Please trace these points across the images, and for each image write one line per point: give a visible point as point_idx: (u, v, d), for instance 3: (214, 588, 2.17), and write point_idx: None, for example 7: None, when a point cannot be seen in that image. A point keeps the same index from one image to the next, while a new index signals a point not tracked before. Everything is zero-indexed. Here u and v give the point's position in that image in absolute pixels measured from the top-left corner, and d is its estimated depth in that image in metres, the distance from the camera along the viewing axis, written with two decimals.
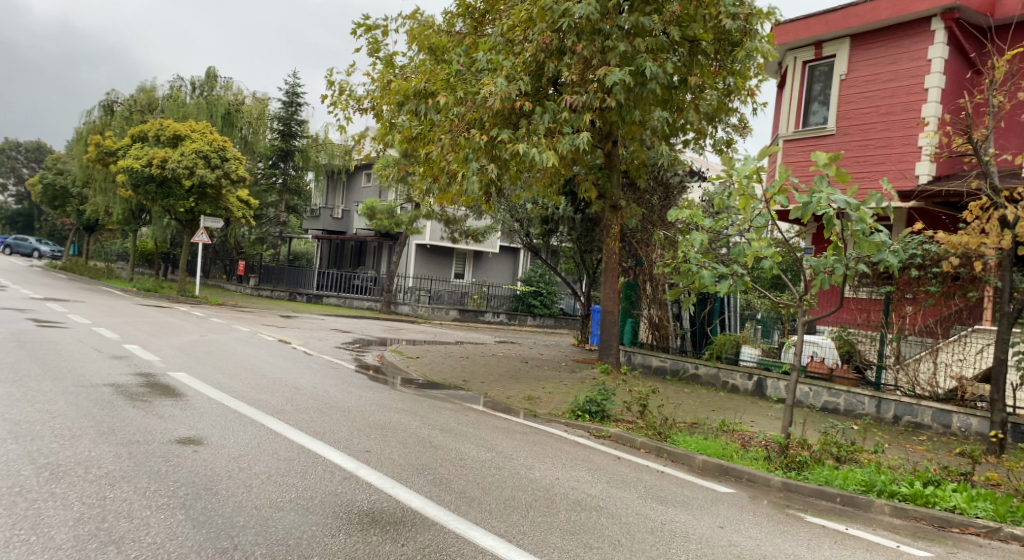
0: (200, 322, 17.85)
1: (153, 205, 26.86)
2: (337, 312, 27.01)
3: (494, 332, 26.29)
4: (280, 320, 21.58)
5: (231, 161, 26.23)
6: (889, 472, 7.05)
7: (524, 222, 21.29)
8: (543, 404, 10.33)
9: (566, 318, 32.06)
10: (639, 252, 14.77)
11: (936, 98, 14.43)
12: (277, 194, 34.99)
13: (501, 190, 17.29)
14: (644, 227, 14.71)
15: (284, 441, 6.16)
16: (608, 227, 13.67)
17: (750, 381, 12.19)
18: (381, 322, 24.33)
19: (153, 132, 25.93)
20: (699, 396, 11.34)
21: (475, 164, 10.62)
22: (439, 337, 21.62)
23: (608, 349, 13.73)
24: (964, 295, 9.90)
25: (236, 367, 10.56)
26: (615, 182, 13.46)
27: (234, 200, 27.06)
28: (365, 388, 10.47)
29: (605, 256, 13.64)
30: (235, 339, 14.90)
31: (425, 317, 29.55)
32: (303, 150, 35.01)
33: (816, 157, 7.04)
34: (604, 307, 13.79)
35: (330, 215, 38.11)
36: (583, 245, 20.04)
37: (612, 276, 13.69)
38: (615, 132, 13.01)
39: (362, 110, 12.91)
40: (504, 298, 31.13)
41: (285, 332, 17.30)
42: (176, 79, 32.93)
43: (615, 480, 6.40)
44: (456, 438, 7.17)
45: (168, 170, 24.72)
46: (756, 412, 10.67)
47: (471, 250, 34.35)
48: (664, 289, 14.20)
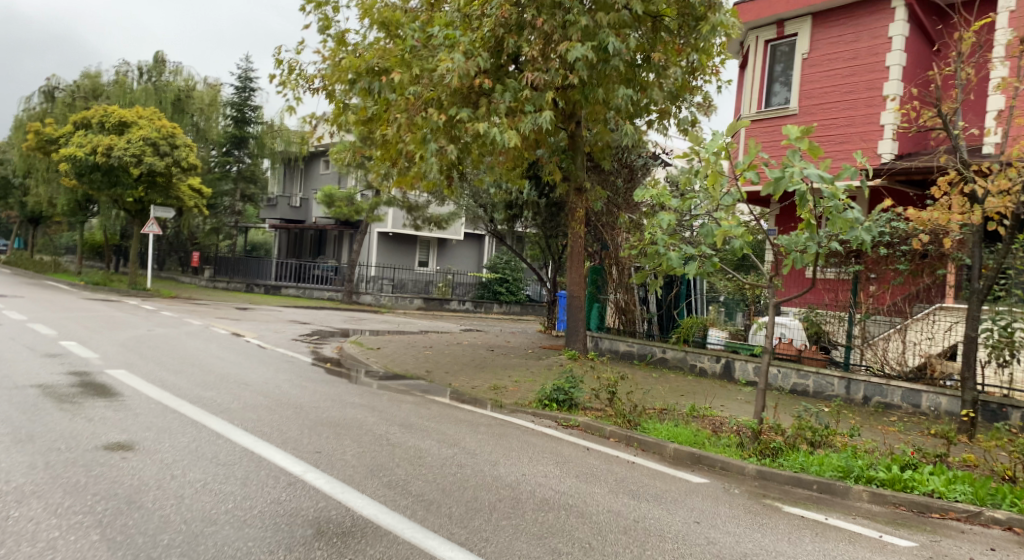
0: (150, 316, 17.08)
1: (100, 195, 25.79)
2: (297, 303, 26.32)
3: (459, 321, 25.84)
4: (236, 312, 20.87)
5: (181, 148, 25.23)
6: (866, 456, 6.81)
7: (487, 207, 20.81)
8: (508, 394, 9.95)
9: (533, 305, 31.73)
10: (605, 235, 14.44)
11: (899, 75, 14.29)
12: (232, 181, 34.00)
13: (463, 174, 16.80)
14: (609, 210, 14.40)
15: (226, 444, 5.68)
16: (573, 211, 13.33)
17: (717, 364, 11.95)
18: (342, 313, 23.70)
19: (96, 118, 24.81)
20: (668, 381, 11.06)
21: (433, 145, 10.13)
22: (403, 326, 21.11)
23: (574, 334, 13.42)
24: (932, 272, 9.78)
25: (182, 362, 9.97)
26: (580, 164, 13.11)
27: (185, 188, 26.11)
28: (321, 382, 9.97)
29: (571, 240, 13.38)
30: (185, 333, 14.23)
31: (389, 306, 28.97)
32: (258, 137, 33.81)
33: (788, 130, 6.74)
34: (570, 292, 13.44)
35: (288, 204, 37.37)
36: (549, 230, 19.67)
37: (578, 259, 13.41)
38: (578, 112, 12.65)
39: (313, 91, 12.30)
40: (469, 286, 30.67)
41: (240, 325, 16.64)
42: (122, 64, 31.65)
43: (583, 475, 6.04)
44: (415, 434, 6.74)
45: (113, 158, 23.68)
46: (726, 396, 10.42)
47: (435, 238, 33.77)
48: (630, 273, 13.91)
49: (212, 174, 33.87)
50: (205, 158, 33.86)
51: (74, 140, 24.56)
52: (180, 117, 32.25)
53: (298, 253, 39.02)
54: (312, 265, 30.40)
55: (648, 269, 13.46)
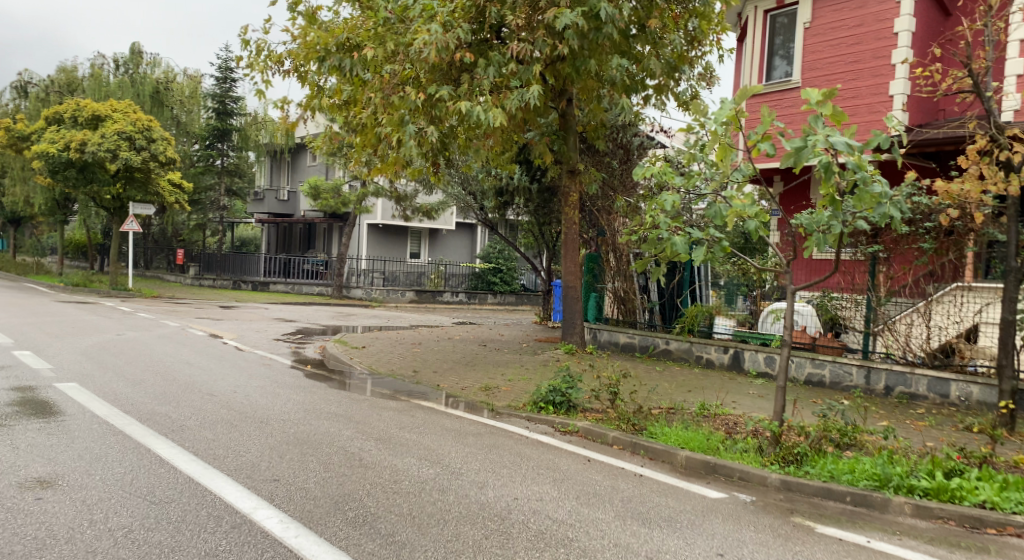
0: (124, 317, 16.23)
1: (76, 192, 24.89)
2: (284, 300, 25.48)
3: (451, 313, 25.05)
4: (219, 311, 20.04)
5: (158, 142, 24.30)
6: (903, 460, 6.02)
7: (477, 195, 19.95)
8: (500, 395, 9.16)
9: (528, 294, 30.93)
10: (600, 220, 13.61)
11: (907, 42, 13.47)
12: (215, 175, 33.04)
13: (449, 159, 15.97)
14: (605, 194, 13.55)
15: (168, 474, 4.88)
16: (567, 195, 12.50)
17: (725, 354, 11.20)
18: (331, 309, 22.87)
19: (68, 113, 23.84)
20: (673, 375, 10.30)
21: (411, 128, 9.27)
22: (393, 321, 20.30)
23: (571, 327, 12.64)
24: (958, 250, 9.00)
25: (145, 370, 9.16)
26: (572, 145, 12.26)
27: (165, 183, 25.19)
28: (298, 388, 9.17)
29: (565, 229, 12.56)
30: (157, 336, 13.41)
31: (380, 300, 28.17)
32: (241, 129, 32.65)
33: (807, 94, 5.87)
34: (566, 282, 12.63)
35: (275, 197, 35.85)
36: (541, 216, 18.86)
37: (572, 248, 12.59)
38: (569, 89, 11.83)
39: (284, 74, 11.42)
40: (462, 277, 29.85)
41: (219, 325, 15.81)
42: (97, 57, 30.61)
43: (585, 496, 5.25)
44: (393, 451, 5.94)
45: (87, 154, 22.75)
46: (737, 390, 9.66)
47: (426, 228, 32.90)
48: (629, 260, 13.10)
49: (195, 169, 32.92)
50: (187, 153, 32.85)
51: (45, 136, 23.61)
52: (160, 110, 31.54)
53: (286, 247, 38.07)
54: (301, 260, 29.60)
55: (648, 256, 12.66)
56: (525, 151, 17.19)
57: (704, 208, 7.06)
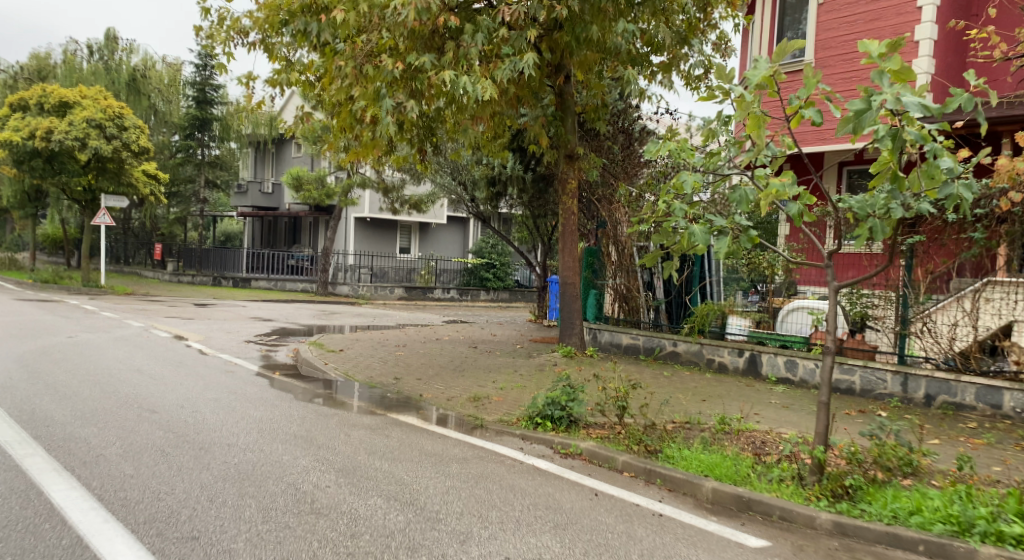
0: (85, 317, 14.98)
1: (45, 184, 23.63)
2: (266, 297, 24.23)
3: (442, 310, 23.91)
4: (193, 309, 18.82)
5: (130, 130, 23.08)
6: (980, 494, 4.94)
7: (468, 185, 18.76)
8: (489, 407, 8.04)
9: (522, 290, 29.76)
10: (601, 210, 12.43)
11: (933, 16, 12.33)
12: (195, 167, 31.73)
13: (437, 145, 14.81)
14: (605, 181, 12.44)
15: (51, 532, 3.77)
16: (563, 182, 11.42)
17: (741, 358, 10.11)
18: (314, 307, 21.66)
19: (34, 100, 22.56)
20: (682, 383, 9.21)
21: (387, 103, 8.12)
22: (378, 320, 19.10)
23: (569, 327, 11.51)
24: (1013, 241, 7.88)
25: (82, 381, 7.98)
26: (571, 127, 11.14)
27: (139, 174, 23.95)
28: (259, 400, 8.03)
29: (562, 220, 11.51)
30: (114, 337, 12.21)
31: (367, 297, 26.96)
32: (223, 119, 31.46)
33: (865, 46, 4.66)
34: (563, 278, 11.52)
35: (259, 190, 34.73)
36: (536, 206, 17.69)
37: (572, 239, 11.47)
38: (567, 64, 10.67)
39: (249, 47, 10.26)
40: (454, 272, 28.69)
41: (188, 326, 14.60)
42: (70, 43, 29.29)
43: (595, 550, 4.16)
44: (356, 489, 4.82)
45: (54, 143, 21.48)
46: (757, 399, 8.57)
47: (416, 222, 31.70)
48: (632, 254, 11.99)
49: (175, 160, 31.64)
50: (166, 143, 31.55)
51: (10, 124, 22.34)
52: (137, 99, 30.23)
53: (271, 242, 36.76)
54: (285, 256, 28.39)
55: (654, 248, 11.63)
56: (519, 138, 16.03)
57: (727, 190, 6.02)
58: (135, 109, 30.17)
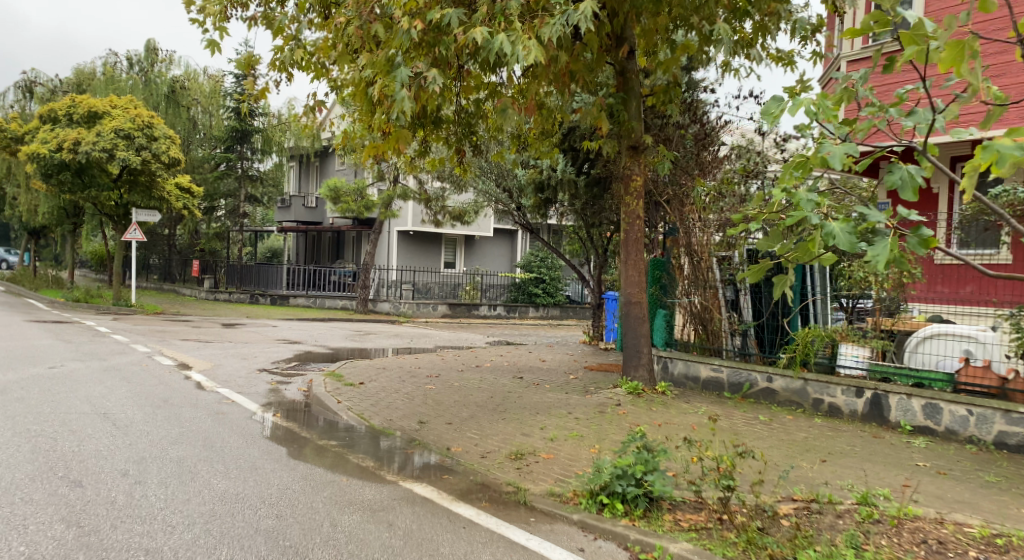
0: (90, 340, 13.51)
1: (76, 198, 22.63)
2: (301, 316, 22.70)
3: (487, 329, 22.02)
4: (217, 331, 17.30)
5: (161, 141, 21.88)
6: None
7: (513, 192, 16.90)
8: (536, 473, 6.03)
9: (574, 307, 27.67)
10: (671, 214, 10.41)
11: None
12: (234, 180, 30.67)
13: (476, 144, 12.95)
14: (676, 180, 10.35)
15: None
16: (625, 180, 9.39)
17: (860, 400, 7.86)
18: (349, 327, 20.01)
19: (63, 110, 21.56)
20: (785, 439, 7.09)
21: (401, 72, 6.24)
22: (415, 341, 17.26)
23: (634, 355, 9.38)
24: None
25: (17, 435, 6.29)
26: (635, 112, 9.15)
27: (172, 187, 22.96)
28: (238, 457, 6.24)
29: (625, 224, 9.47)
30: (107, 366, 10.63)
31: (409, 315, 25.29)
32: (263, 131, 30.22)
33: None
34: (626, 296, 9.42)
35: (303, 204, 32.82)
36: (590, 215, 15.63)
37: (636, 248, 9.41)
38: (630, 30, 8.71)
39: (249, 23, 8.60)
40: (501, 288, 26.90)
41: (200, 352, 12.99)
42: (109, 54, 28.42)
43: None
44: None
45: (81, 154, 20.40)
46: (893, 458, 6.39)
47: (461, 235, 29.97)
48: (711, 266, 9.87)
49: (215, 173, 30.53)
50: (207, 156, 30.57)
51: (39, 136, 21.40)
52: (176, 111, 29.38)
53: (315, 257, 35.51)
54: (328, 271, 27.13)
55: (740, 257, 9.59)
56: (572, 136, 14.06)
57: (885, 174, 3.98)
58: (175, 121, 29.28)
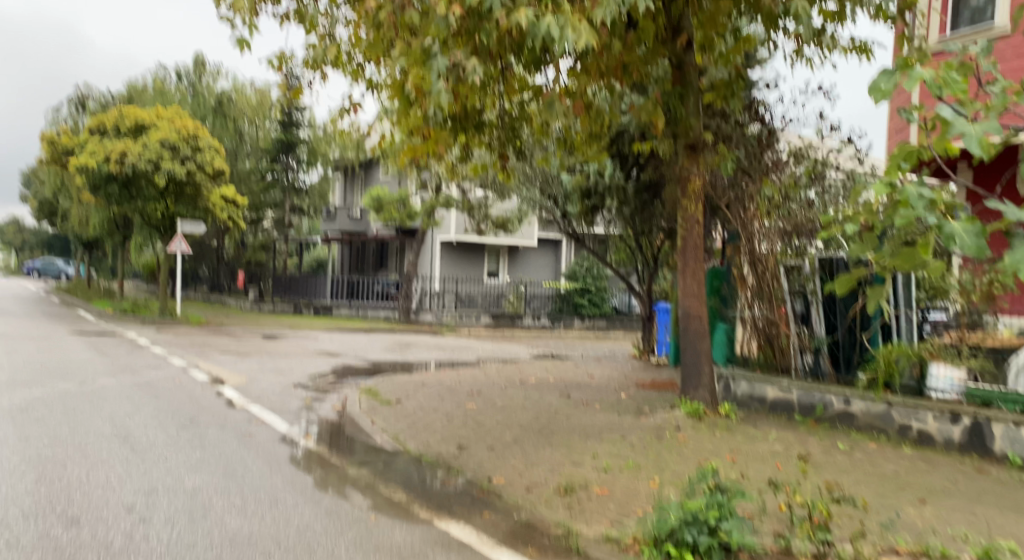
0: (127, 354, 13.21)
1: (123, 210, 22.72)
2: (343, 327, 22.34)
3: (532, 342, 21.30)
4: (258, 343, 16.97)
5: (205, 152, 21.82)
6: None
7: (559, 199, 16.21)
8: (590, 512, 5.32)
9: (621, 318, 26.74)
10: (732, 220, 9.61)
11: None
12: (280, 191, 30.64)
13: (520, 148, 12.31)
14: (736, 184, 9.59)
15: None
16: (683, 181, 8.64)
17: (956, 428, 6.95)
18: (391, 339, 19.51)
19: (111, 122, 21.64)
20: (872, 475, 6.24)
21: (437, 63, 5.70)
22: (457, 354, 16.64)
23: (693, 374, 8.58)
24: None
25: (26, 461, 5.82)
26: (694, 107, 8.36)
27: (216, 198, 22.91)
28: (258, 488, 5.67)
29: (682, 230, 8.70)
30: (139, 381, 10.26)
31: (452, 325, 24.73)
32: (308, 142, 30.15)
33: None
34: (685, 309, 8.60)
35: (347, 214, 32.68)
36: (638, 223, 14.85)
37: (695, 255, 8.63)
38: (690, 18, 7.96)
39: (281, 20, 8.13)
40: (545, 298, 26.20)
41: (236, 365, 12.60)
42: (159, 67, 28.65)
43: None
44: None
45: (128, 166, 20.42)
46: (1006, 500, 5.50)
47: (505, 244, 29.35)
48: (778, 276, 9.06)
49: (261, 184, 30.56)
50: (253, 168, 30.63)
51: (87, 148, 21.51)
52: (223, 123, 29.52)
53: (359, 268, 35.33)
54: (371, 281, 26.76)
55: (811, 266, 8.81)
56: (622, 139, 13.33)
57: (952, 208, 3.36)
58: (222, 133, 29.46)
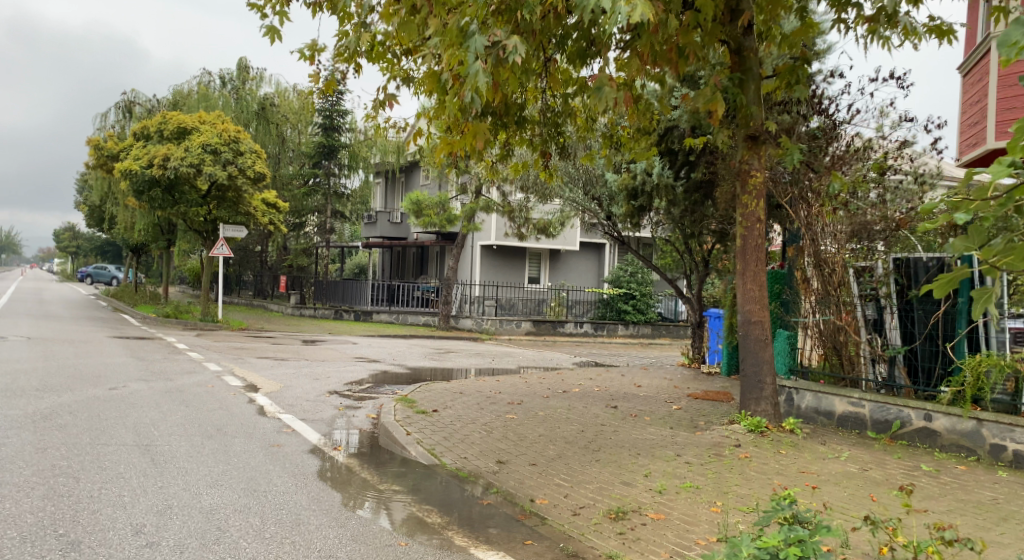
0: (162, 358, 12.97)
1: (166, 214, 22.78)
2: (383, 332, 22.01)
3: (574, 349, 20.64)
4: (295, 348, 16.69)
5: (246, 156, 21.75)
6: None
7: (603, 200, 15.60)
8: (646, 542, 4.74)
9: (666, 325, 25.88)
10: (795, 218, 8.93)
11: None
12: (321, 196, 30.59)
13: (563, 145, 11.74)
14: (797, 179, 8.92)
15: None
16: (741, 175, 8.01)
17: None
18: (429, 345, 19.07)
19: (154, 127, 21.73)
20: (966, 504, 5.51)
21: (475, 40, 5.20)
22: (497, 361, 16.09)
23: (754, 386, 7.88)
24: None
25: (37, 474, 5.45)
26: (754, 95, 7.74)
27: (257, 202, 22.96)
28: (279, 507, 5.18)
29: (741, 228, 8.06)
30: (171, 387, 9.95)
31: (492, 332, 24.17)
32: (349, 147, 30.08)
33: None
34: (746, 314, 7.95)
35: (388, 219, 32.47)
36: (687, 225, 14.14)
37: (755, 257, 7.96)
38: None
39: (314, 9, 7.76)
40: (588, 304, 25.52)
41: (272, 371, 12.26)
42: (203, 73, 28.85)
43: None
44: None
45: (170, 170, 20.45)
46: None
47: (547, 249, 28.77)
48: (846, 278, 8.36)
49: (303, 189, 30.56)
50: (295, 173, 30.65)
51: (132, 153, 21.61)
52: (266, 129, 29.61)
53: (400, 273, 35.09)
54: (411, 286, 26.36)
55: (884, 267, 8.12)
56: (671, 136, 12.67)
57: None
58: (265, 138, 29.56)
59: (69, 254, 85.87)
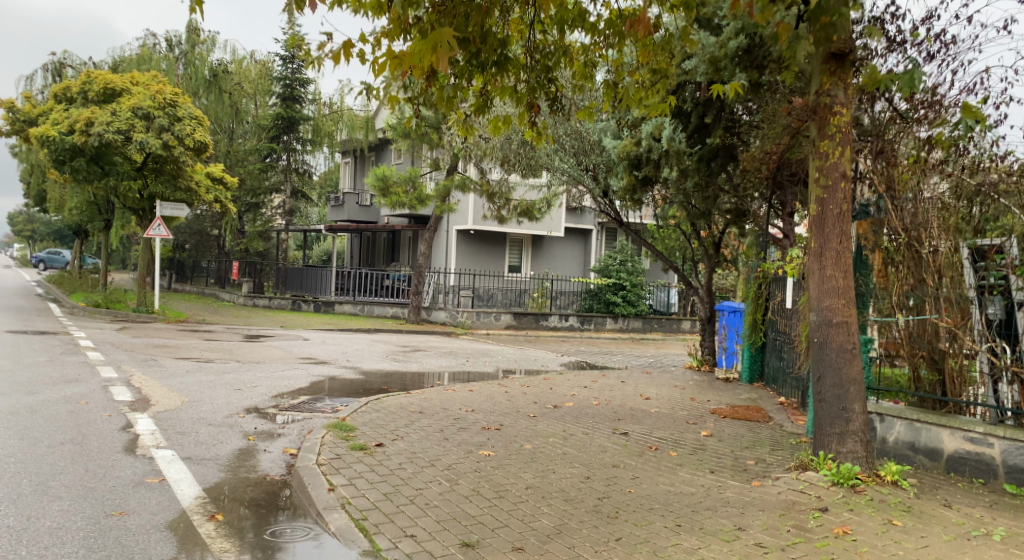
0: (46, 361, 10.24)
1: (95, 190, 19.95)
2: (343, 325, 19.39)
3: (560, 345, 18.17)
4: (232, 346, 14.01)
5: (185, 122, 18.93)
6: None
7: (599, 171, 13.14)
8: None
9: (659, 318, 23.49)
10: (878, 183, 6.55)
11: None
12: (280, 174, 27.79)
13: (556, 91, 9.12)
14: (881, 128, 6.52)
15: None
16: (817, 111, 5.62)
17: None
18: (393, 341, 16.50)
19: (78, 88, 18.85)
20: None
21: None
22: (472, 362, 13.60)
23: (837, 417, 5.47)
24: None
25: None
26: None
27: (199, 176, 20.10)
28: None
29: (817, 191, 5.62)
30: (24, 405, 7.31)
31: (467, 325, 21.57)
32: (312, 120, 27.26)
33: None
34: (828, 314, 5.50)
35: (357, 202, 29.76)
36: (698, 202, 11.62)
37: (838, 231, 5.53)
38: None
39: None
40: (573, 295, 23.13)
41: (183, 379, 9.63)
42: (147, 35, 25.88)
43: None
44: None
45: (93, 137, 17.62)
46: None
47: (529, 235, 26.35)
48: (957, 265, 6.02)
49: (259, 166, 27.69)
50: (251, 148, 27.84)
51: (51, 118, 18.74)
52: (219, 99, 26.69)
53: (370, 260, 32.40)
54: (380, 274, 23.84)
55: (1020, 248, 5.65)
56: (684, 91, 10.11)
57: None
58: (217, 109, 26.64)
59: (27, 239, 81.53)
